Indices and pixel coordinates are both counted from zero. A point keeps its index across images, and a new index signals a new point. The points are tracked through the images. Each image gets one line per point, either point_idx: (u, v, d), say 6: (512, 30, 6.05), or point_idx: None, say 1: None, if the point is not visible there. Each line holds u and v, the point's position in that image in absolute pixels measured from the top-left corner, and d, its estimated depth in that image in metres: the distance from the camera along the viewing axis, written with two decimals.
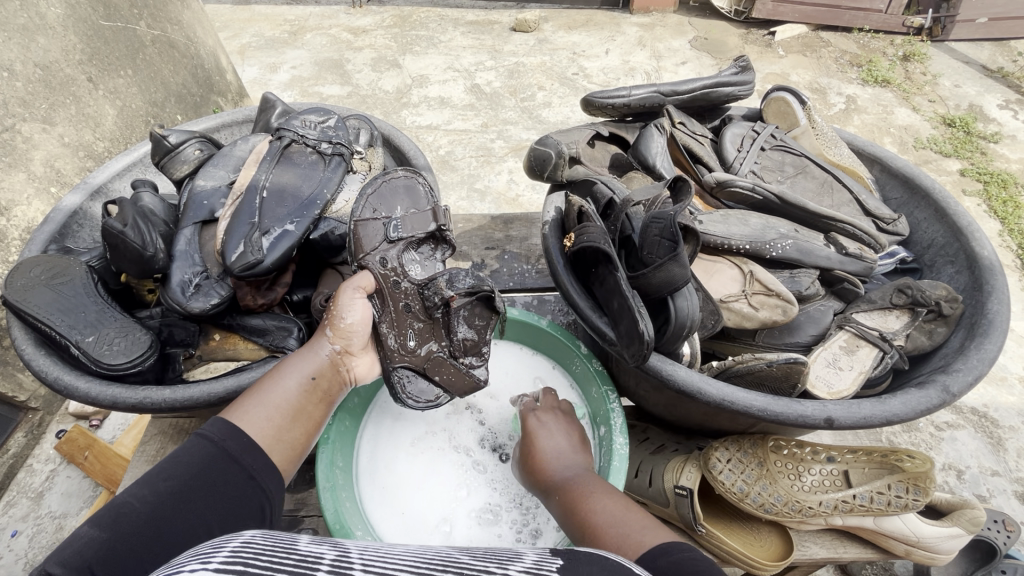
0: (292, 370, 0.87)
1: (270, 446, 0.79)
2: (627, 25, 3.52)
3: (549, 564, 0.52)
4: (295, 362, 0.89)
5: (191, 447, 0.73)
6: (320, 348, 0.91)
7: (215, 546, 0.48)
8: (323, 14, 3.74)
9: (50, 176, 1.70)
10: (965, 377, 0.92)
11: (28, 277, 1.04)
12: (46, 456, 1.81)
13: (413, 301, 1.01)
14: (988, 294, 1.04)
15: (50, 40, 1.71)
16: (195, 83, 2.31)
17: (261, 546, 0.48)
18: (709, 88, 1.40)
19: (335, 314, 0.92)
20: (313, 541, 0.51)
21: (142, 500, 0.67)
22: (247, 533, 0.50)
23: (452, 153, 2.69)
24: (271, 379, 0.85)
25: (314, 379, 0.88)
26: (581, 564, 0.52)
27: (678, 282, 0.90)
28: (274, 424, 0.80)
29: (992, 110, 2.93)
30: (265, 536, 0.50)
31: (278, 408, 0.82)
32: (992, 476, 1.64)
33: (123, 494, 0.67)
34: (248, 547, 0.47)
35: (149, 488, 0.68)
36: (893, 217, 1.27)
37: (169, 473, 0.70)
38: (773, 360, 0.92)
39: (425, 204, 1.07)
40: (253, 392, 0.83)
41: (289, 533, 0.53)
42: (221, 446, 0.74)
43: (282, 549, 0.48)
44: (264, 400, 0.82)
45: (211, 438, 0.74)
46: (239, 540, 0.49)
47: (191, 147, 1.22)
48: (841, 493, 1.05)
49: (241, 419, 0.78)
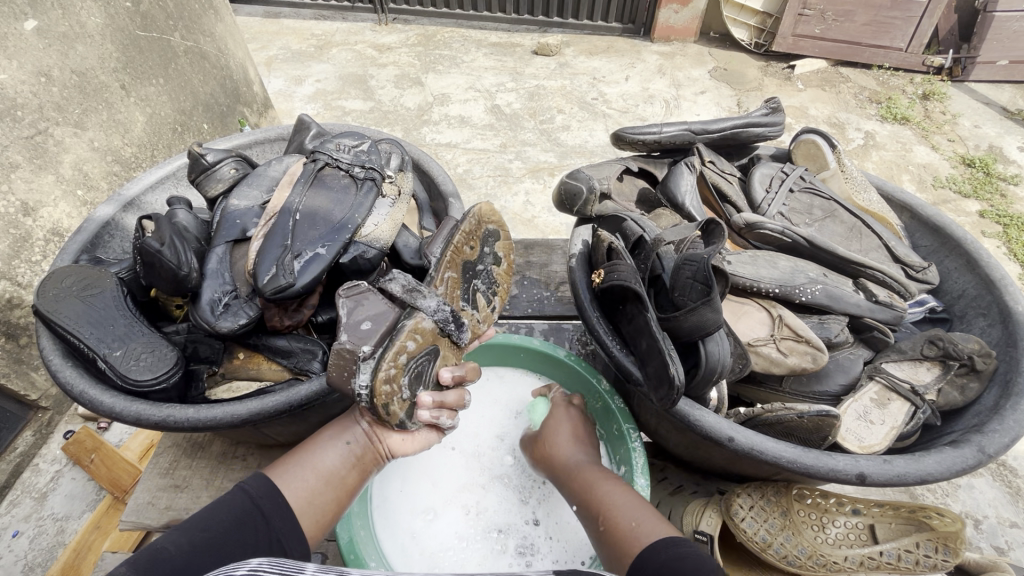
0: (334, 435, 0.87)
1: (299, 508, 0.78)
2: (647, 53, 3.56)
3: None
4: (337, 427, 0.88)
5: (232, 497, 0.74)
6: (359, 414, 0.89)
7: (226, 572, 0.54)
8: (349, 31, 3.82)
9: (78, 179, 1.73)
10: (1001, 439, 0.90)
11: (61, 288, 1.05)
12: (52, 456, 1.81)
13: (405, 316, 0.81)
14: (1022, 351, 1.02)
15: (87, 48, 1.75)
16: (223, 93, 2.35)
17: (271, 574, 0.53)
18: (738, 128, 1.40)
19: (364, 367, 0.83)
20: (318, 571, 0.57)
21: (178, 547, 0.66)
22: (255, 560, 0.55)
23: (469, 172, 2.71)
24: (313, 440, 0.87)
25: (351, 445, 0.86)
26: None
27: (711, 327, 0.89)
28: (308, 488, 0.80)
29: (1012, 152, 2.93)
30: (272, 564, 0.55)
31: (318, 471, 0.82)
32: (1012, 528, 1.59)
33: (160, 541, 0.66)
34: (257, 574, 0.52)
35: (187, 536, 0.68)
36: (923, 265, 1.25)
37: (206, 523, 0.70)
38: (804, 412, 0.90)
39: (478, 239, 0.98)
40: (295, 455, 0.84)
41: (294, 563, 0.58)
42: (256, 505, 0.75)
43: None
44: (304, 461, 0.82)
45: (249, 493, 0.76)
46: (248, 567, 0.54)
47: (227, 166, 1.24)
48: (867, 550, 1.02)
49: (278, 480, 0.79)
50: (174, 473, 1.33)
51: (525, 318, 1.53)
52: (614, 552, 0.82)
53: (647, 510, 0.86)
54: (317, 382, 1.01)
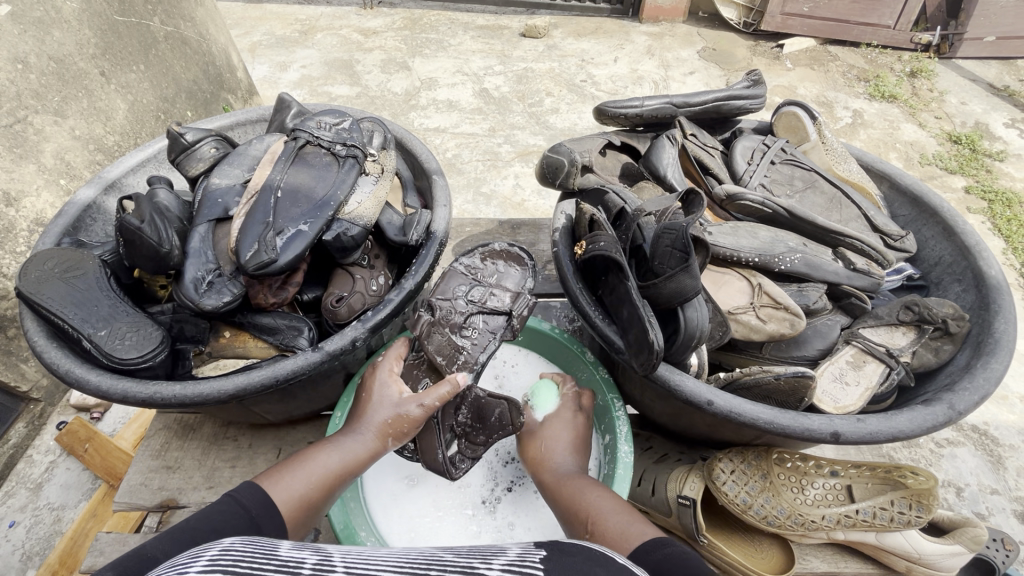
0: (338, 451, 0.89)
1: (289, 523, 0.80)
2: (636, 34, 3.54)
3: (533, 555, 0.53)
4: (339, 443, 0.91)
5: (231, 512, 0.71)
6: (368, 436, 0.92)
7: (193, 555, 0.49)
8: (334, 15, 3.76)
9: (60, 168, 1.71)
10: (971, 397, 0.93)
11: (42, 269, 1.05)
12: (45, 447, 1.81)
13: (440, 350, 1.02)
14: (994, 314, 1.05)
15: (64, 34, 1.73)
16: (206, 80, 2.31)
17: (242, 554, 0.48)
18: (720, 100, 1.41)
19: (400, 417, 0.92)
20: (293, 547, 0.51)
21: (168, 553, 0.59)
22: (226, 541, 0.51)
23: (458, 157, 2.70)
24: (315, 452, 0.89)
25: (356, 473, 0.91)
26: (566, 557, 0.53)
27: (690, 293, 0.91)
28: (302, 504, 0.82)
29: (997, 128, 2.95)
30: (244, 543, 0.51)
31: (312, 488, 0.84)
32: (991, 494, 1.64)
33: (149, 547, 0.58)
34: (227, 555, 0.48)
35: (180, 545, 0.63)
36: (901, 234, 1.27)
37: (205, 534, 0.65)
38: (781, 374, 0.93)
39: (517, 284, 1.13)
40: (296, 465, 0.86)
41: (269, 542, 0.53)
42: (254, 521, 0.73)
43: (263, 556, 0.48)
44: (302, 473, 0.85)
45: (248, 508, 0.74)
46: (218, 548, 0.49)
47: (208, 145, 1.23)
48: (844, 508, 1.05)
49: (274, 495, 0.80)
50: (166, 456, 1.34)
51: None
52: None
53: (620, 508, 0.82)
54: (303, 357, 1.02)
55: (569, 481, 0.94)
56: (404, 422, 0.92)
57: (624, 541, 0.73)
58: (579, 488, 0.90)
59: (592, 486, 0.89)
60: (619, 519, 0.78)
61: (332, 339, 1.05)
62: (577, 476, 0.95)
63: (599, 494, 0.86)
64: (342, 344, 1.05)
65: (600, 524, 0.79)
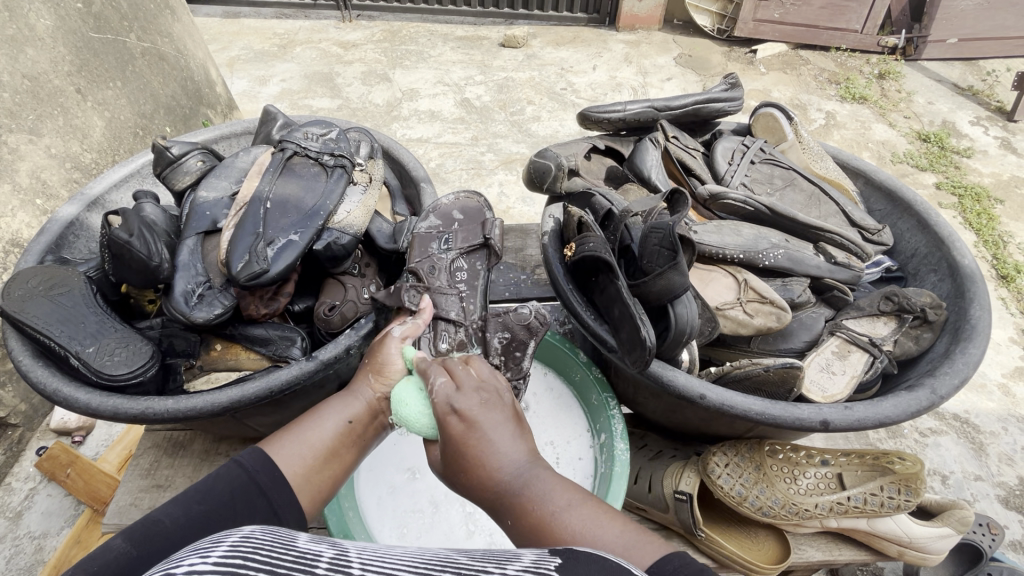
0: (334, 409, 0.87)
1: (295, 482, 0.77)
2: (613, 42, 3.60)
3: (547, 561, 0.51)
4: (335, 402, 0.88)
5: (226, 472, 0.73)
6: (362, 393, 0.89)
7: (214, 541, 0.48)
8: (312, 29, 3.76)
9: (35, 187, 1.68)
10: (951, 380, 0.96)
11: (27, 287, 1.03)
12: (25, 474, 1.76)
13: (452, 300, 1.09)
14: (970, 301, 1.09)
15: (38, 52, 1.71)
16: (184, 95, 2.29)
17: (260, 542, 0.48)
18: (700, 103, 1.44)
19: (386, 365, 0.90)
20: (311, 540, 0.50)
21: (175, 522, 0.64)
22: (247, 528, 0.50)
23: (442, 166, 2.72)
24: (312, 414, 0.86)
25: (351, 423, 0.86)
26: (584, 560, 0.51)
27: (678, 290, 0.93)
28: (306, 463, 0.79)
29: (964, 126, 3.06)
30: (264, 531, 0.50)
31: (315, 444, 0.81)
32: (975, 480, 1.69)
33: (157, 512, 0.64)
34: (247, 541, 0.47)
35: (180, 510, 0.66)
36: (878, 228, 1.31)
37: (203, 497, 0.69)
38: (770, 365, 0.95)
39: (478, 219, 1.20)
40: (296, 425, 0.83)
41: (288, 531, 0.52)
42: (253, 480, 0.74)
43: (281, 546, 0.47)
44: (304, 433, 0.81)
45: (245, 468, 0.74)
46: (239, 535, 0.48)
47: (193, 159, 1.23)
48: (836, 495, 1.08)
49: (274, 454, 0.78)
50: (156, 474, 1.32)
51: (503, 301, 1.54)
52: None
53: (618, 534, 0.62)
54: (297, 366, 1.02)
55: (527, 491, 0.67)
56: (385, 362, 0.89)
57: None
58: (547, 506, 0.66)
59: (560, 498, 0.66)
60: (620, 549, 0.60)
61: (326, 348, 1.05)
62: (538, 476, 0.68)
63: (581, 516, 0.64)
64: (336, 352, 1.04)
65: None
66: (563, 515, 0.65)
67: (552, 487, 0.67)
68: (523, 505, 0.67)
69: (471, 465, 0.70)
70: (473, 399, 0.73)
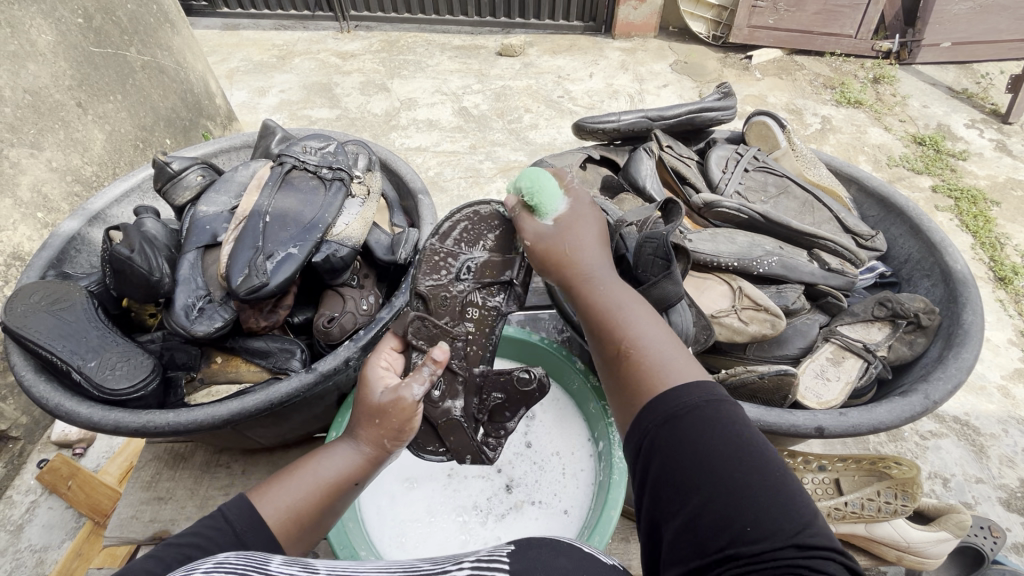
0: (329, 461, 0.78)
1: (283, 539, 0.72)
2: (609, 50, 3.64)
3: (500, 551, 0.59)
4: (333, 451, 0.79)
5: (212, 530, 0.66)
6: (364, 447, 0.79)
7: (189, 569, 0.50)
8: (311, 39, 3.80)
9: (36, 201, 1.70)
10: (945, 386, 0.97)
11: (29, 303, 1.04)
12: (26, 487, 1.76)
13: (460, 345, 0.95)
14: (963, 306, 1.10)
15: (40, 67, 1.73)
16: (184, 107, 2.31)
17: (239, 565, 0.51)
18: (693, 113, 1.46)
19: (389, 413, 0.79)
20: (282, 563, 0.54)
21: (162, 570, 0.58)
22: (220, 557, 0.52)
23: (441, 175, 2.74)
24: (305, 462, 0.78)
25: (347, 483, 0.78)
26: (536, 549, 0.59)
27: (672, 299, 0.94)
28: (297, 519, 0.73)
29: (958, 129, 3.08)
30: (238, 557, 0.53)
31: (305, 501, 0.74)
32: (976, 483, 1.69)
33: (140, 564, 0.57)
34: (222, 567, 0.50)
35: (168, 562, 0.59)
36: (871, 234, 1.33)
37: (189, 554, 0.62)
38: (765, 372, 0.97)
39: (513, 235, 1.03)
40: (289, 476, 0.76)
41: (259, 558, 0.56)
42: (240, 538, 0.67)
43: (254, 568, 0.51)
44: (294, 486, 0.75)
45: (232, 525, 0.68)
46: (213, 561, 0.51)
47: (193, 173, 1.24)
48: (834, 501, 1.09)
49: (264, 507, 0.72)
50: (156, 487, 1.32)
51: None
52: (628, 391, 0.68)
53: (673, 348, 0.70)
54: (297, 379, 1.03)
55: (610, 297, 0.77)
56: (397, 417, 0.79)
57: (664, 381, 0.65)
58: (624, 310, 0.76)
59: (642, 315, 0.75)
60: (671, 358, 0.68)
61: (325, 359, 1.06)
62: (622, 292, 0.78)
63: (647, 322, 0.74)
64: (335, 363, 1.05)
65: (641, 354, 0.69)
66: (641, 326, 0.73)
67: (626, 297, 0.77)
68: (598, 296, 0.79)
69: (563, 257, 0.83)
70: (574, 211, 0.87)
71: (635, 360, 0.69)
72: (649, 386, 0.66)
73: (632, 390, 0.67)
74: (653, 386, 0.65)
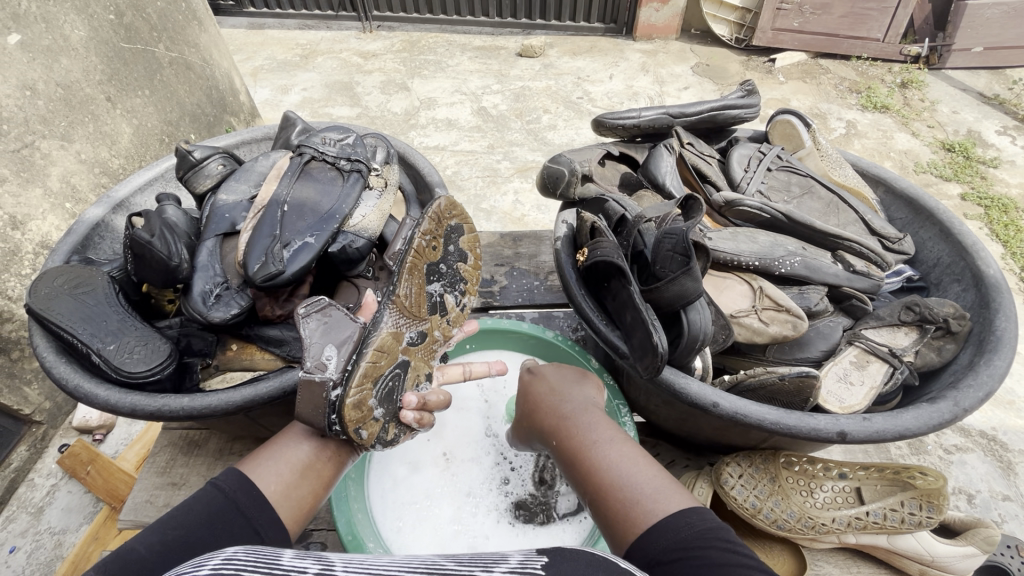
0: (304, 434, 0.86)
1: (274, 501, 0.78)
2: (630, 52, 3.61)
3: (534, 561, 0.52)
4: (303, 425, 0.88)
5: (203, 496, 0.73)
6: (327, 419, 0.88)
7: (197, 564, 0.49)
8: (333, 39, 3.85)
9: (65, 192, 1.74)
10: (975, 394, 0.93)
11: (53, 285, 1.06)
12: (47, 471, 1.80)
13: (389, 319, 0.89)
14: (996, 312, 1.06)
15: (72, 61, 1.77)
16: (209, 103, 2.36)
17: (244, 562, 0.49)
18: (715, 110, 1.44)
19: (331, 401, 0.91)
20: (296, 556, 0.51)
21: (149, 548, 0.65)
22: (229, 551, 0.51)
23: (458, 174, 2.74)
24: (283, 435, 0.86)
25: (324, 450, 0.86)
26: (569, 560, 0.53)
27: (692, 296, 0.92)
28: (283, 481, 0.80)
29: (990, 136, 2.99)
30: (248, 552, 0.51)
31: (287, 470, 0.81)
32: (1003, 501, 1.63)
33: (133, 541, 0.65)
34: (229, 563, 0.48)
35: (159, 536, 0.67)
36: (899, 237, 1.29)
37: (177, 522, 0.69)
38: (785, 374, 0.93)
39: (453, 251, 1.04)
40: (270, 450, 0.83)
41: (272, 549, 0.53)
42: (231, 501, 0.74)
43: (265, 565, 0.49)
44: (279, 457, 0.82)
45: (224, 490, 0.75)
46: (221, 557, 0.49)
47: (215, 162, 1.26)
48: (854, 510, 1.05)
49: (252, 474, 0.79)
50: (171, 472, 1.34)
51: (515, 307, 1.54)
52: (614, 524, 0.72)
53: (650, 470, 0.75)
54: None
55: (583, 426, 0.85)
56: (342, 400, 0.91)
57: (649, 513, 0.69)
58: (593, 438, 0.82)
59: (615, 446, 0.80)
60: (649, 487, 0.72)
61: None
62: (593, 421, 0.85)
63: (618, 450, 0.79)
64: None
65: (618, 488, 0.74)
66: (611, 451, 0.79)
67: (601, 427, 0.84)
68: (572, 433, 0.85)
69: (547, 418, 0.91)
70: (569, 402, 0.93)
71: (616, 493, 0.73)
72: (632, 522, 0.69)
73: (620, 523, 0.71)
74: (640, 516, 0.69)
